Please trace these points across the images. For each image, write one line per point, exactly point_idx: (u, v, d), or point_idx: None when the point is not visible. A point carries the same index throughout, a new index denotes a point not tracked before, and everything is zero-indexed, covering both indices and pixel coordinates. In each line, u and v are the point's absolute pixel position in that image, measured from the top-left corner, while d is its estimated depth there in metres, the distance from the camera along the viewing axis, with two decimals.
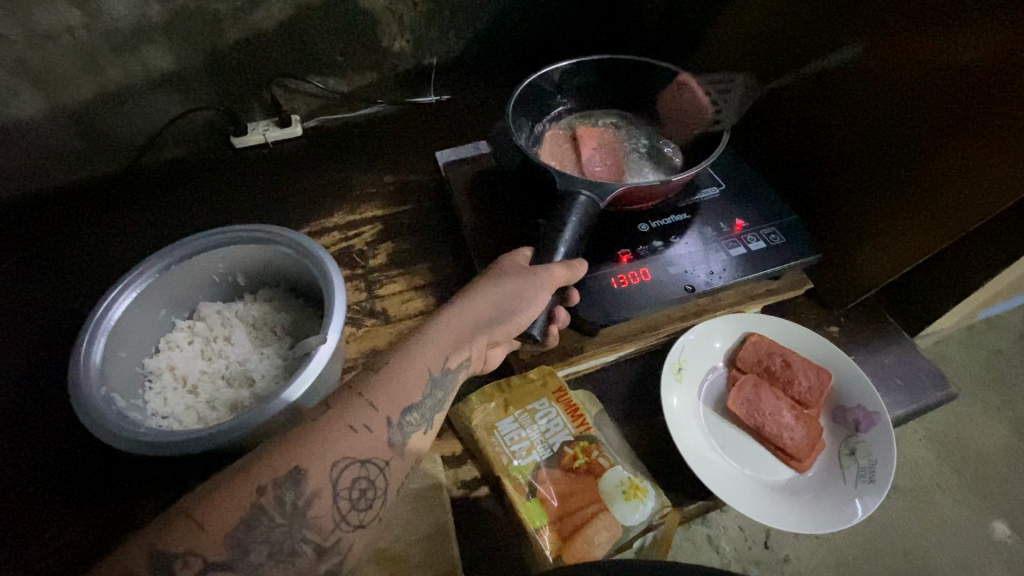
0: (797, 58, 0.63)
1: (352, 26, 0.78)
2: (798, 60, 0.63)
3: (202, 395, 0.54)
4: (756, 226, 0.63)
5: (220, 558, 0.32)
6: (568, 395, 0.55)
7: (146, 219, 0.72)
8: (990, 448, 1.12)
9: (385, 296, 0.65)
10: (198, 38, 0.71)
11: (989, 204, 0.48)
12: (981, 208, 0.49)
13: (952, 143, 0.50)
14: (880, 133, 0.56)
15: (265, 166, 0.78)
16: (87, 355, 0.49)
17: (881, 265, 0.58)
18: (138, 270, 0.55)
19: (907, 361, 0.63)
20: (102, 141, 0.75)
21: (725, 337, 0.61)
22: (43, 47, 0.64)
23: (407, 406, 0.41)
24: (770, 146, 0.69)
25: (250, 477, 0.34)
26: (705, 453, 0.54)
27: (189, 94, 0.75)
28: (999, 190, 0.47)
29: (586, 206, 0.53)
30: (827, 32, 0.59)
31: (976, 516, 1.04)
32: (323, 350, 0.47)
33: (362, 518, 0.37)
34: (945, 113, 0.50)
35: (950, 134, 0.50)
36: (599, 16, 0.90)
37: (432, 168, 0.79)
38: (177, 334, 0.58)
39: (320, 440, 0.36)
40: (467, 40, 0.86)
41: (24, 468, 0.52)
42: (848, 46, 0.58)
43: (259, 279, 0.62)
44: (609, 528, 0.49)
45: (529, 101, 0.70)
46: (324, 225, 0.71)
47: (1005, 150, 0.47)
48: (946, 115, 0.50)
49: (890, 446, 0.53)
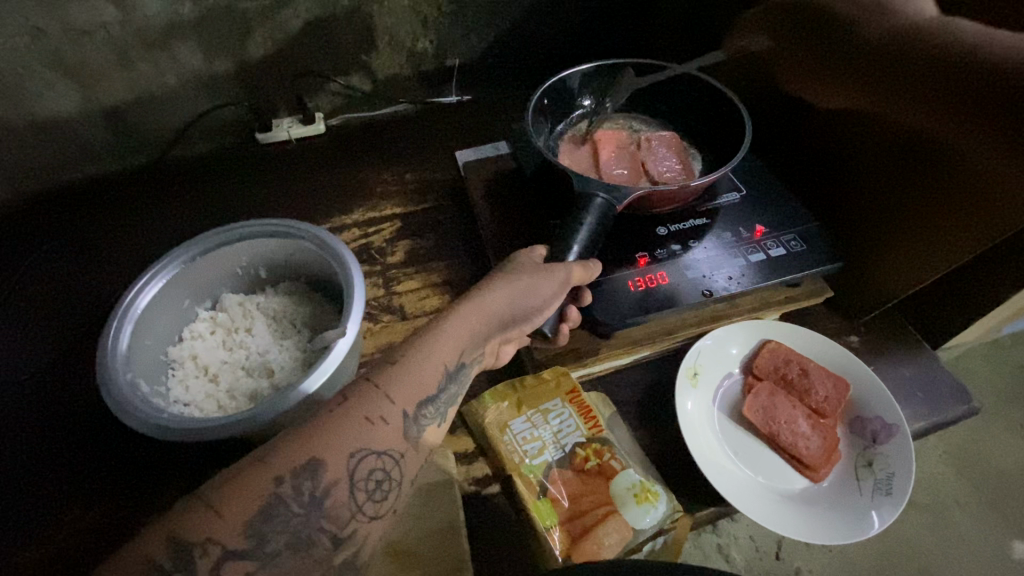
0: (794, 67, 0.64)
1: (376, 25, 0.79)
2: (797, 67, 0.63)
3: (223, 384, 0.55)
4: (777, 232, 0.63)
5: (238, 547, 0.32)
6: (581, 396, 0.56)
7: (172, 210, 0.74)
8: (1012, 466, 1.09)
9: (403, 292, 0.66)
10: (226, 36, 0.72)
11: (1000, 219, 0.48)
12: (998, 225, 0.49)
13: (963, 163, 0.50)
14: (898, 155, 0.56)
15: (288, 162, 0.79)
16: (115, 341, 0.50)
17: (900, 275, 0.58)
18: (165, 260, 0.56)
19: (927, 374, 0.62)
20: (131, 135, 0.76)
21: (742, 344, 0.61)
22: (78, 42, 0.66)
23: (421, 399, 0.41)
24: (794, 155, 0.69)
25: (269, 467, 0.34)
26: (718, 459, 0.53)
27: (216, 90, 0.77)
28: (1009, 209, 0.47)
29: (602, 207, 0.54)
30: (821, 43, 0.59)
31: (995, 533, 1.02)
32: (342, 343, 0.48)
33: (377, 508, 0.37)
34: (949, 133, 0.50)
35: (958, 143, 0.50)
36: (622, 18, 0.90)
37: (451, 168, 0.79)
38: (200, 325, 0.59)
39: (338, 431, 0.37)
40: (490, 40, 0.86)
41: (51, 450, 0.53)
42: (839, 55, 0.58)
43: (280, 272, 0.63)
44: (620, 531, 0.49)
45: (549, 103, 0.71)
46: (345, 221, 0.72)
47: (1007, 171, 0.47)
48: (953, 130, 0.50)
49: (909, 459, 0.52)
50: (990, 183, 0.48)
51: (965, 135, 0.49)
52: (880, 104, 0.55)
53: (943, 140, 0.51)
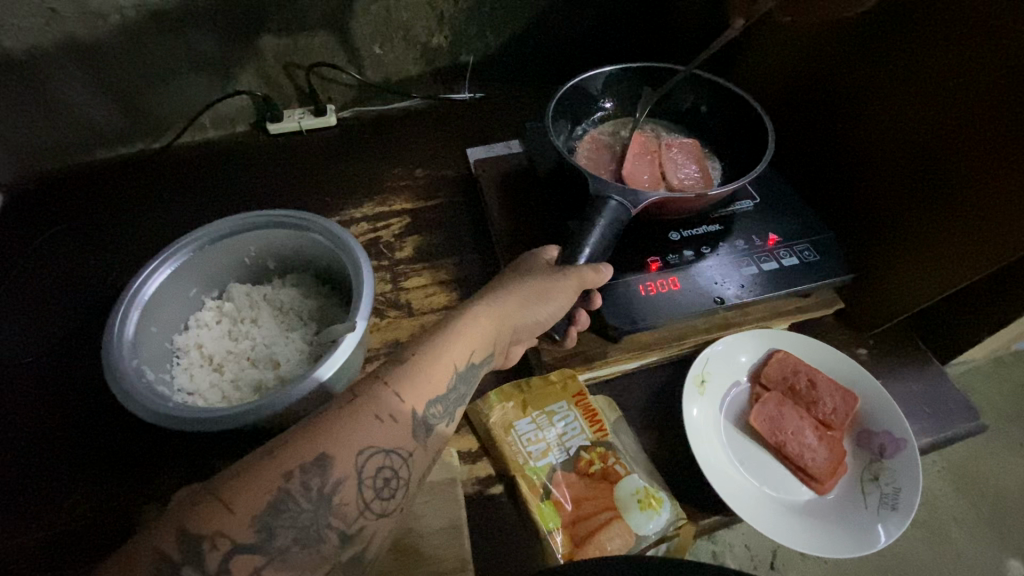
0: (827, 69, 0.64)
1: (393, 18, 0.78)
2: (830, 70, 0.63)
3: (228, 374, 0.55)
4: (790, 242, 0.62)
5: (246, 541, 0.32)
6: (587, 400, 0.55)
7: (181, 196, 0.74)
8: (1010, 485, 1.09)
9: (410, 288, 0.65)
10: (242, 23, 0.72)
11: (1007, 239, 0.49)
12: (1004, 244, 0.49)
13: (981, 179, 0.50)
14: (916, 166, 0.56)
15: (298, 152, 0.79)
16: (121, 327, 0.50)
17: (908, 288, 0.58)
18: (175, 247, 0.56)
19: (935, 389, 0.62)
20: (143, 119, 0.76)
21: (751, 352, 0.60)
22: (93, 25, 0.66)
23: (431, 398, 0.40)
24: (809, 163, 0.68)
25: (277, 462, 0.34)
26: (724, 468, 0.53)
27: (229, 78, 0.77)
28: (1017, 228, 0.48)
29: (616, 211, 0.53)
30: (856, 45, 0.60)
31: (992, 551, 1.02)
32: (350, 338, 0.48)
33: (385, 506, 0.37)
34: (975, 146, 0.50)
35: (982, 158, 0.50)
36: (638, 20, 0.89)
37: (462, 165, 0.79)
38: (206, 314, 0.59)
39: (348, 429, 0.36)
40: (505, 38, 0.86)
41: (53, 435, 0.53)
42: (877, 58, 0.58)
43: (288, 264, 0.62)
44: (623, 536, 0.49)
45: (568, 104, 0.70)
46: (354, 215, 0.72)
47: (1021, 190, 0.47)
48: (981, 144, 0.50)
49: (916, 475, 0.52)
50: (1003, 200, 0.49)
51: (991, 151, 0.49)
52: (911, 110, 0.55)
53: (968, 153, 0.51)
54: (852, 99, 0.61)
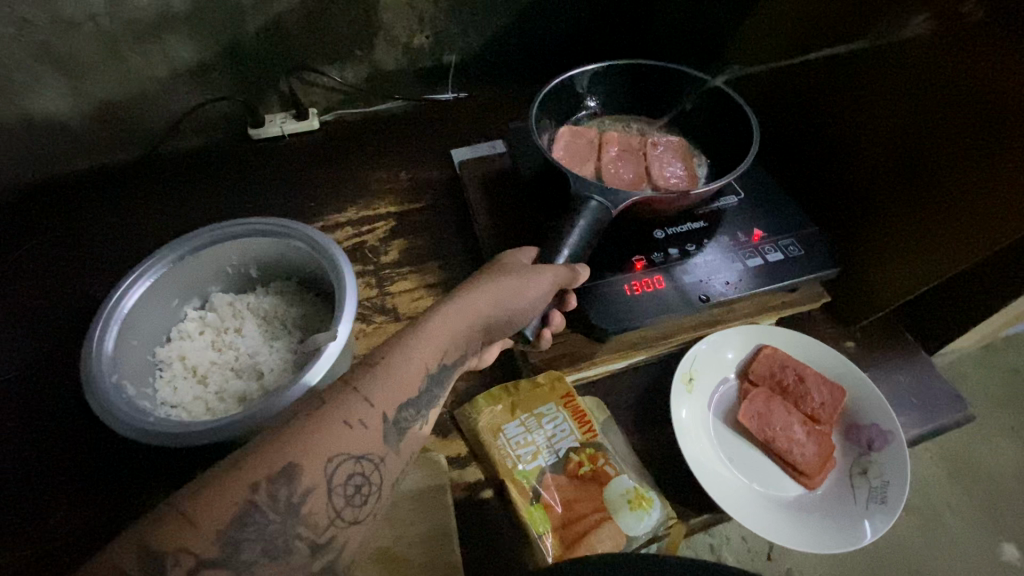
0: (801, 69, 0.64)
1: (373, 20, 0.77)
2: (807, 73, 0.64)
3: (211, 386, 0.54)
4: (775, 236, 0.62)
5: (211, 556, 0.31)
6: (576, 401, 0.55)
7: (160, 205, 0.73)
8: (1003, 470, 1.10)
9: (395, 293, 0.65)
10: (219, 29, 0.71)
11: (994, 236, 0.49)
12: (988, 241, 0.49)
13: (963, 178, 0.50)
14: (899, 163, 0.56)
15: (280, 158, 0.78)
16: (100, 343, 0.49)
17: (895, 283, 0.58)
18: (152, 260, 0.55)
19: (922, 381, 0.62)
20: (120, 128, 0.75)
21: (737, 349, 0.60)
22: (65, 33, 0.65)
23: (403, 401, 0.40)
24: (794, 160, 0.68)
25: (244, 473, 0.33)
26: (712, 466, 0.53)
27: (208, 85, 0.76)
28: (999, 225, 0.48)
29: (596, 211, 0.53)
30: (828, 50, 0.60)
31: (986, 536, 1.02)
32: (333, 346, 0.47)
33: (357, 513, 0.37)
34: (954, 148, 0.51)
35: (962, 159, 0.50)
36: (622, 15, 0.89)
37: (446, 166, 0.78)
38: (188, 324, 0.58)
39: (316, 436, 0.36)
40: (487, 37, 0.85)
41: (32, 451, 0.52)
42: (849, 59, 0.58)
43: (271, 272, 0.62)
44: (613, 538, 0.49)
45: (553, 102, 0.70)
46: (337, 219, 0.71)
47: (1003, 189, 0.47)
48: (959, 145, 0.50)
49: (904, 467, 0.52)
50: (986, 199, 0.49)
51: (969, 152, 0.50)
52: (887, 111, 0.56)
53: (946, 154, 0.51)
54: (830, 100, 0.62)
